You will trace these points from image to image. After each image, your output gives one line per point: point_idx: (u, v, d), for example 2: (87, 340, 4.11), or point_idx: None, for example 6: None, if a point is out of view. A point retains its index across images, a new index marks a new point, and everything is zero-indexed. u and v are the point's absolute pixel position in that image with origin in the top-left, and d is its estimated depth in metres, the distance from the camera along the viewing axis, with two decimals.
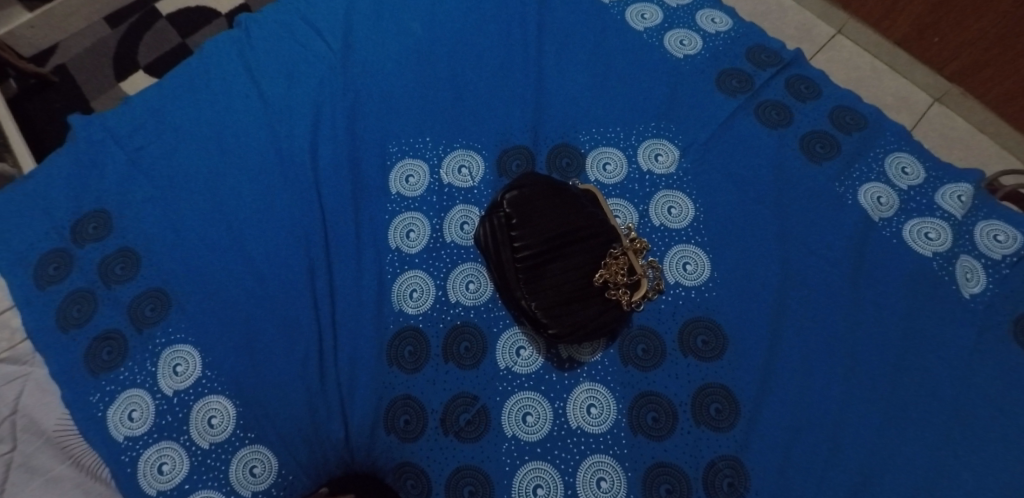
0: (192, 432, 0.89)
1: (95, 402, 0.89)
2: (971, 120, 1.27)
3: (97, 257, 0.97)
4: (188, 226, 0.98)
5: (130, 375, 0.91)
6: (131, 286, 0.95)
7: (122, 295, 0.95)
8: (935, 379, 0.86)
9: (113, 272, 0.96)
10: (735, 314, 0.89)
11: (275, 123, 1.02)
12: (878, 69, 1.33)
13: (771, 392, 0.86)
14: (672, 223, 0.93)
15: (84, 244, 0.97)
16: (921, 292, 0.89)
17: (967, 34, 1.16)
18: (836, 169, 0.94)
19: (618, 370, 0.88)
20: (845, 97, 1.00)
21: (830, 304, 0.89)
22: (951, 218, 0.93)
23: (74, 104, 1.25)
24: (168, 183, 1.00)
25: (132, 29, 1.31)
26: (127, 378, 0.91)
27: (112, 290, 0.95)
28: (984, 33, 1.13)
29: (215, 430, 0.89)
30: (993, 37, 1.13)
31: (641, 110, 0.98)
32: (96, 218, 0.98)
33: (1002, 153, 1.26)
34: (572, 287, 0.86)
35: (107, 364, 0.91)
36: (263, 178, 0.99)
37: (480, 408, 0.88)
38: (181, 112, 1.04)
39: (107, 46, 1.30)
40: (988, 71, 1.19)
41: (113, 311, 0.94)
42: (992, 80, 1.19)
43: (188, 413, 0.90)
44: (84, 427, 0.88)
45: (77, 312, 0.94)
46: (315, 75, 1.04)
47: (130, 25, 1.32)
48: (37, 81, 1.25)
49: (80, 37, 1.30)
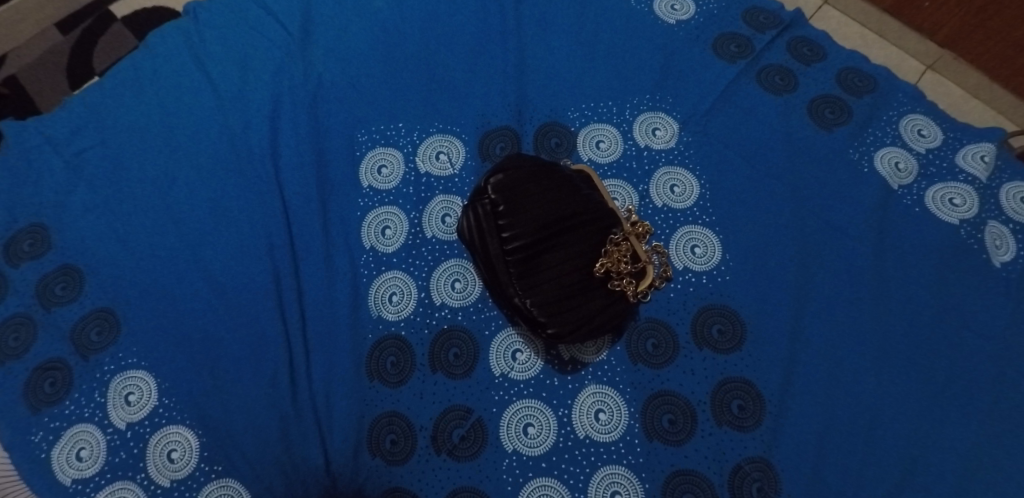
0: (151, 468, 0.78)
1: (38, 442, 0.78)
2: (964, 84, 1.17)
3: (34, 277, 0.85)
4: (135, 236, 0.86)
5: (76, 409, 0.80)
6: (73, 308, 0.84)
7: (64, 318, 0.83)
8: (970, 358, 0.78)
9: (53, 293, 0.84)
10: (751, 300, 0.80)
11: (230, 117, 0.91)
12: (867, 37, 1.23)
13: (796, 383, 0.77)
14: (676, 203, 0.84)
15: (20, 263, 0.86)
16: (951, 262, 0.82)
17: None
18: (849, 135, 0.86)
19: (627, 369, 0.79)
20: (853, 59, 0.92)
21: (853, 282, 0.81)
22: (976, 181, 0.85)
23: (21, 113, 1.12)
24: (112, 190, 0.89)
25: (88, 33, 1.18)
26: (72, 412, 0.79)
27: (51, 312, 0.84)
28: None
29: (175, 464, 0.78)
30: None
31: (634, 81, 0.90)
32: (32, 233, 0.87)
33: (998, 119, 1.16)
34: (571, 278, 0.77)
35: (50, 398, 0.80)
36: (218, 178, 0.88)
37: (475, 421, 0.78)
38: (124, 110, 0.93)
39: (58, 53, 1.16)
40: (979, 31, 1.09)
41: (54, 337, 0.82)
42: (985, 42, 1.10)
43: (145, 448, 0.78)
44: (28, 470, 0.77)
45: (14, 341, 0.82)
46: (271, 62, 0.94)
47: (83, 31, 1.19)
48: None
49: (31, 45, 1.18)
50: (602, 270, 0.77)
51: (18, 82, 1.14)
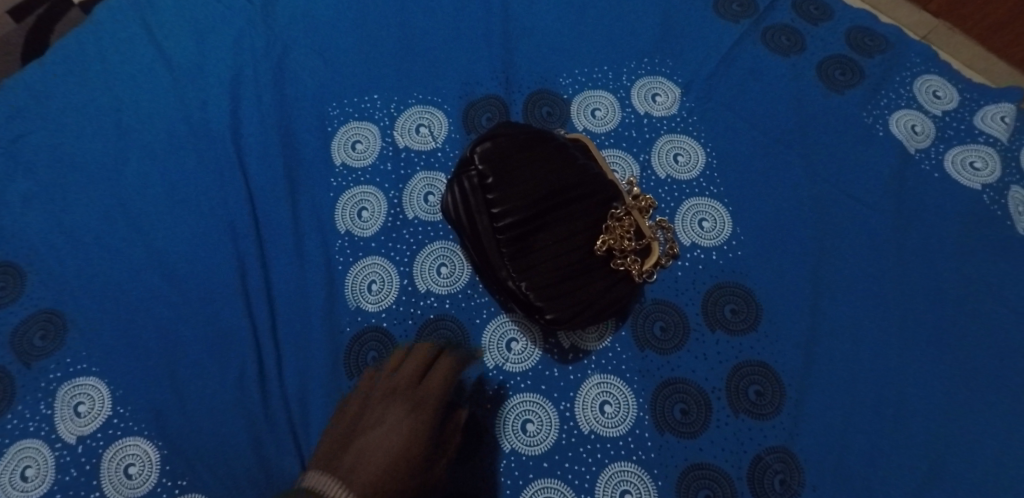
0: (105, 486, 0.69)
1: None
2: (957, 58, 1.02)
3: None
4: (82, 228, 0.77)
5: (20, 423, 0.70)
6: (13, 310, 0.74)
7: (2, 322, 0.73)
8: (1003, 332, 0.71)
9: None
10: (765, 276, 0.74)
11: (186, 92, 0.82)
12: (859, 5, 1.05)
13: (817, 365, 0.71)
14: (680, 173, 0.78)
15: None
16: (977, 230, 0.75)
17: None
18: (862, 97, 0.80)
19: (633, 356, 0.72)
20: (862, 17, 0.86)
21: (872, 254, 0.74)
22: (996, 143, 0.79)
23: None
24: (55, 176, 0.79)
25: (43, 18, 1.06)
26: (16, 428, 0.70)
27: None
28: None
29: (133, 481, 0.69)
30: None
31: (630, 45, 0.83)
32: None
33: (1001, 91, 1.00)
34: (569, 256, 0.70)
35: None
36: (175, 160, 0.79)
37: (468, 420, 0.71)
38: (66, 87, 0.83)
39: (9, 39, 1.05)
40: None
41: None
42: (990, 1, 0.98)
43: (98, 465, 0.69)
44: None
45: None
46: (232, 31, 0.85)
47: (37, 16, 1.06)
48: None
49: None
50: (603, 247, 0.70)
51: None
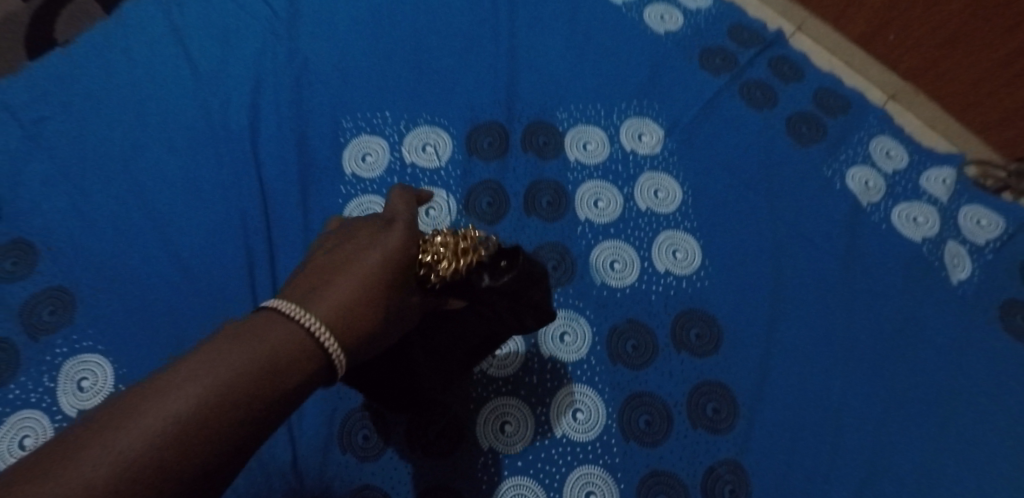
0: (60, 394, 0.72)
1: None
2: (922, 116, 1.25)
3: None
4: (98, 212, 0.81)
5: (22, 394, 0.71)
6: (27, 284, 0.77)
7: (13, 295, 0.76)
8: (931, 369, 0.81)
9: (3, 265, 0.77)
10: (730, 306, 0.82)
11: (208, 93, 0.88)
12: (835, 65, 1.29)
13: (769, 388, 0.79)
14: (660, 207, 0.86)
15: None
16: (917, 278, 0.85)
17: (929, 25, 1.16)
18: (823, 152, 0.90)
19: (607, 369, 0.78)
20: (827, 80, 0.96)
21: (825, 292, 0.83)
22: (937, 202, 0.89)
23: None
24: (74, 160, 0.83)
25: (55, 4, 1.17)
26: (18, 398, 0.71)
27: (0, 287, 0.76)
28: (947, 21, 1.13)
29: (84, 391, 0.72)
30: (954, 25, 1.12)
31: (621, 89, 0.92)
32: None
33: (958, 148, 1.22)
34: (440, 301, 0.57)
35: None
36: (190, 154, 0.85)
37: (451, 419, 0.75)
38: (91, 77, 0.88)
39: (22, 20, 1.16)
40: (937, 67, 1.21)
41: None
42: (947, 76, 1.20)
43: (57, 377, 0.73)
44: None
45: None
46: (254, 38, 0.92)
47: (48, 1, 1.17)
48: None
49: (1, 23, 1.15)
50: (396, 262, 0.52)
51: None
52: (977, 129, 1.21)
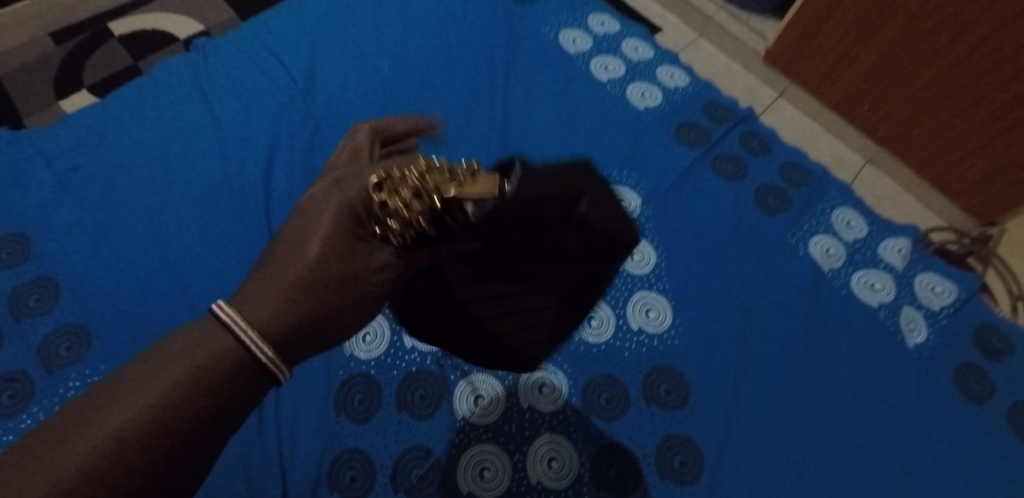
0: None
1: None
2: (900, 180, 1.34)
3: (7, 285, 0.84)
4: (116, 256, 0.87)
5: (33, 423, 0.77)
6: (47, 320, 0.83)
7: (34, 331, 0.82)
8: (888, 429, 0.86)
9: (25, 302, 0.83)
10: (698, 364, 0.88)
11: (224, 151, 0.96)
12: (815, 131, 1.39)
13: (735, 442, 0.84)
14: (635, 269, 0.92)
15: None
16: (876, 342, 0.91)
17: (906, 92, 1.24)
18: (788, 221, 0.97)
19: (581, 420, 0.84)
20: (794, 155, 1.04)
21: (789, 353, 0.89)
22: (893, 270, 0.96)
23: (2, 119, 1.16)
24: (97, 208, 0.90)
25: (82, 50, 1.25)
26: (28, 427, 0.76)
27: (22, 322, 0.82)
28: (924, 88, 1.21)
29: None
30: (934, 91, 1.20)
31: (604, 158, 1.00)
32: (12, 243, 0.87)
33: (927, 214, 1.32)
34: (434, 247, 0.55)
35: (5, 410, 0.77)
36: (205, 207, 0.92)
37: (434, 462, 0.80)
38: (117, 130, 0.96)
39: (49, 63, 1.23)
40: (914, 131, 1.27)
41: (17, 348, 0.80)
42: (920, 142, 1.27)
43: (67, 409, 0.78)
44: None
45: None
46: (270, 100, 1.00)
47: (75, 45, 1.25)
48: None
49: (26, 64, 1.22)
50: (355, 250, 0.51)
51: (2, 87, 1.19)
52: (958, 189, 1.27)
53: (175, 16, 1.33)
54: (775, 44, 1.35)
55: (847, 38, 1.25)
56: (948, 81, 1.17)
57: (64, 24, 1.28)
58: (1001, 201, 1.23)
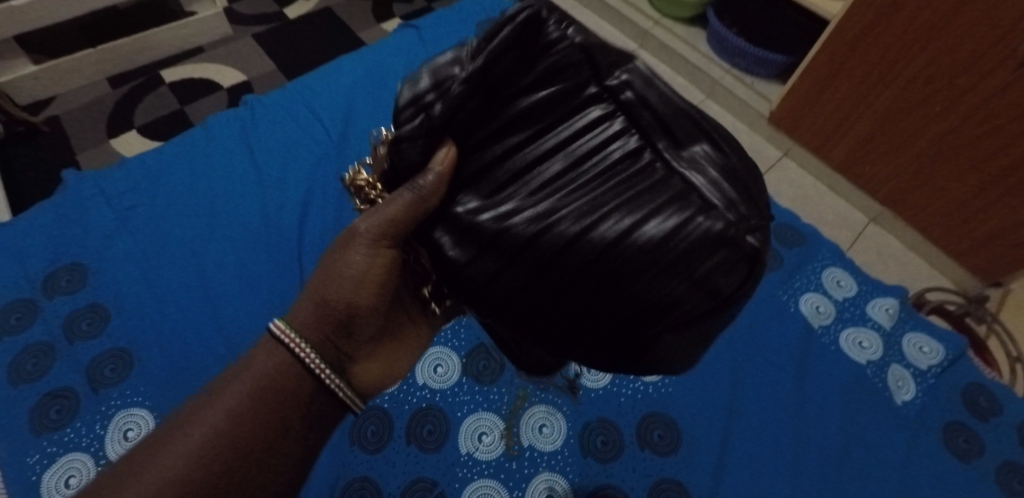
0: (108, 441, 0.86)
1: (32, 463, 0.83)
2: (903, 238, 1.38)
3: (63, 310, 0.93)
4: (161, 289, 0.97)
5: (75, 437, 0.85)
6: (95, 343, 0.92)
7: (84, 353, 0.91)
8: (873, 483, 0.90)
9: (78, 325, 0.92)
10: (690, 412, 0.93)
11: (263, 197, 1.06)
12: (820, 189, 1.46)
13: (723, 489, 0.88)
14: None
15: (54, 296, 0.94)
16: (863, 398, 0.95)
17: (901, 158, 1.28)
18: (780, 279, 1.03)
19: (577, 461, 0.89)
20: (789, 216, 1.10)
21: (779, 405, 0.94)
22: (881, 329, 1.00)
23: (63, 157, 1.28)
24: (147, 244, 1.00)
25: (137, 95, 1.38)
26: (71, 441, 0.85)
27: (74, 344, 0.91)
28: (918, 155, 1.25)
29: (128, 440, 0.86)
30: (927, 159, 1.24)
31: None
32: (70, 271, 0.96)
33: (932, 274, 1.36)
34: (405, 191, 0.56)
35: (54, 424, 0.86)
36: (243, 248, 1.01)
37: (438, 494, 0.86)
38: (169, 174, 1.06)
39: (106, 105, 1.36)
40: (915, 193, 1.30)
41: (68, 368, 0.89)
42: (920, 205, 1.30)
43: (106, 426, 0.86)
44: (14, 486, 0.82)
45: (31, 367, 0.89)
46: (308, 152, 1.11)
47: (131, 90, 1.39)
48: (24, 129, 1.29)
49: (86, 107, 1.35)
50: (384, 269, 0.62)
51: (62, 125, 1.32)
52: (958, 252, 1.30)
53: (223, 66, 1.45)
54: (778, 108, 1.42)
55: (841, 108, 1.31)
56: (941, 148, 1.21)
57: (123, 70, 1.41)
58: (998, 265, 1.25)
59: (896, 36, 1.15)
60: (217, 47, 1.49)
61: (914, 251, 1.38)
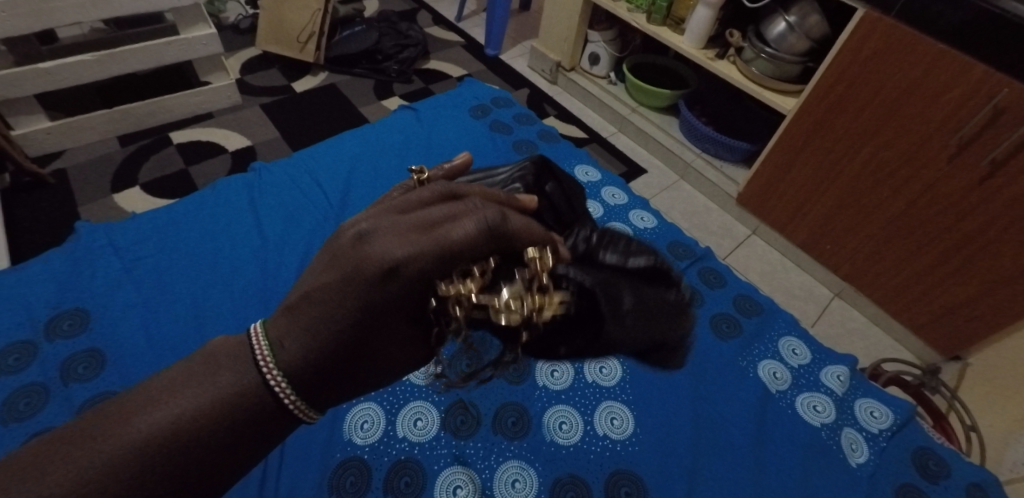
0: None
1: None
2: (866, 313, 1.47)
3: (62, 352, 0.99)
4: (157, 338, 1.03)
5: None
6: (88, 385, 0.97)
7: (76, 394, 0.96)
8: None
9: (74, 369, 0.98)
10: (656, 469, 0.98)
11: (262, 258, 1.14)
12: (786, 264, 1.55)
13: None
14: (604, 380, 1.06)
15: (54, 339, 1.00)
16: (819, 460, 1.01)
17: (854, 240, 1.39)
18: (738, 346, 1.12)
19: None
20: (747, 288, 1.20)
21: (739, 465, 1.00)
22: (833, 394, 1.08)
23: (68, 208, 1.36)
24: (147, 295, 1.07)
25: (144, 156, 1.48)
26: None
27: (68, 385, 0.96)
28: (869, 237, 1.36)
29: None
30: (877, 240, 1.35)
31: None
32: (72, 316, 1.03)
33: (896, 347, 1.43)
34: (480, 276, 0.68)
35: None
36: (238, 303, 1.08)
37: None
38: (176, 232, 1.15)
39: (113, 162, 1.46)
40: (871, 271, 1.40)
41: (60, 408, 0.94)
42: (876, 282, 1.40)
43: None
44: None
45: (24, 406, 0.94)
46: (306, 218, 1.20)
47: (138, 149, 1.49)
48: (33, 180, 1.38)
49: (94, 163, 1.45)
50: (415, 245, 0.59)
51: (68, 178, 1.41)
52: (915, 326, 1.38)
53: (229, 133, 1.57)
54: (744, 190, 1.54)
55: (800, 192, 1.43)
56: (889, 230, 1.32)
57: (132, 131, 1.52)
58: (952, 340, 1.34)
59: (845, 131, 1.29)
60: (224, 115, 1.61)
61: (878, 325, 1.46)
